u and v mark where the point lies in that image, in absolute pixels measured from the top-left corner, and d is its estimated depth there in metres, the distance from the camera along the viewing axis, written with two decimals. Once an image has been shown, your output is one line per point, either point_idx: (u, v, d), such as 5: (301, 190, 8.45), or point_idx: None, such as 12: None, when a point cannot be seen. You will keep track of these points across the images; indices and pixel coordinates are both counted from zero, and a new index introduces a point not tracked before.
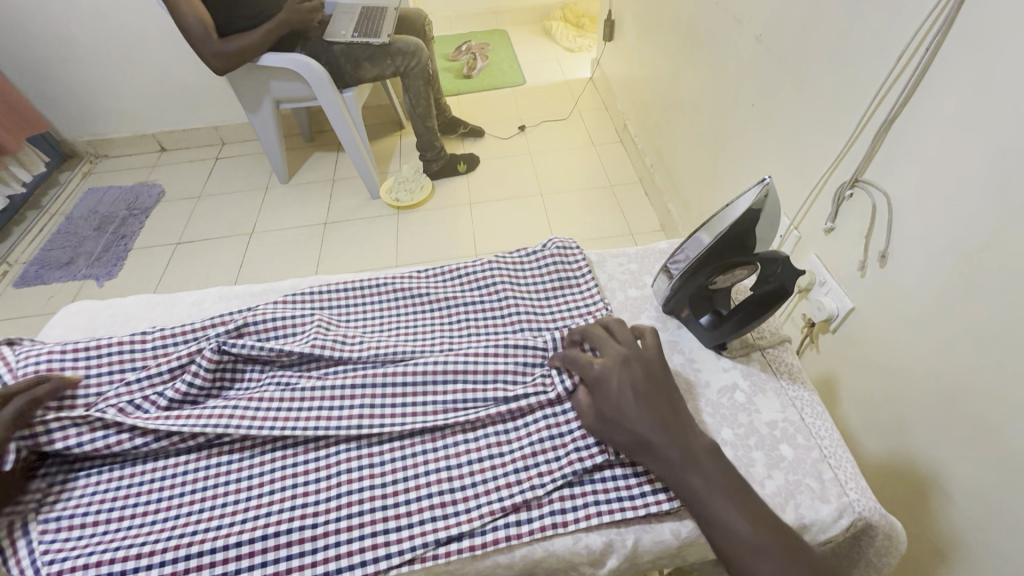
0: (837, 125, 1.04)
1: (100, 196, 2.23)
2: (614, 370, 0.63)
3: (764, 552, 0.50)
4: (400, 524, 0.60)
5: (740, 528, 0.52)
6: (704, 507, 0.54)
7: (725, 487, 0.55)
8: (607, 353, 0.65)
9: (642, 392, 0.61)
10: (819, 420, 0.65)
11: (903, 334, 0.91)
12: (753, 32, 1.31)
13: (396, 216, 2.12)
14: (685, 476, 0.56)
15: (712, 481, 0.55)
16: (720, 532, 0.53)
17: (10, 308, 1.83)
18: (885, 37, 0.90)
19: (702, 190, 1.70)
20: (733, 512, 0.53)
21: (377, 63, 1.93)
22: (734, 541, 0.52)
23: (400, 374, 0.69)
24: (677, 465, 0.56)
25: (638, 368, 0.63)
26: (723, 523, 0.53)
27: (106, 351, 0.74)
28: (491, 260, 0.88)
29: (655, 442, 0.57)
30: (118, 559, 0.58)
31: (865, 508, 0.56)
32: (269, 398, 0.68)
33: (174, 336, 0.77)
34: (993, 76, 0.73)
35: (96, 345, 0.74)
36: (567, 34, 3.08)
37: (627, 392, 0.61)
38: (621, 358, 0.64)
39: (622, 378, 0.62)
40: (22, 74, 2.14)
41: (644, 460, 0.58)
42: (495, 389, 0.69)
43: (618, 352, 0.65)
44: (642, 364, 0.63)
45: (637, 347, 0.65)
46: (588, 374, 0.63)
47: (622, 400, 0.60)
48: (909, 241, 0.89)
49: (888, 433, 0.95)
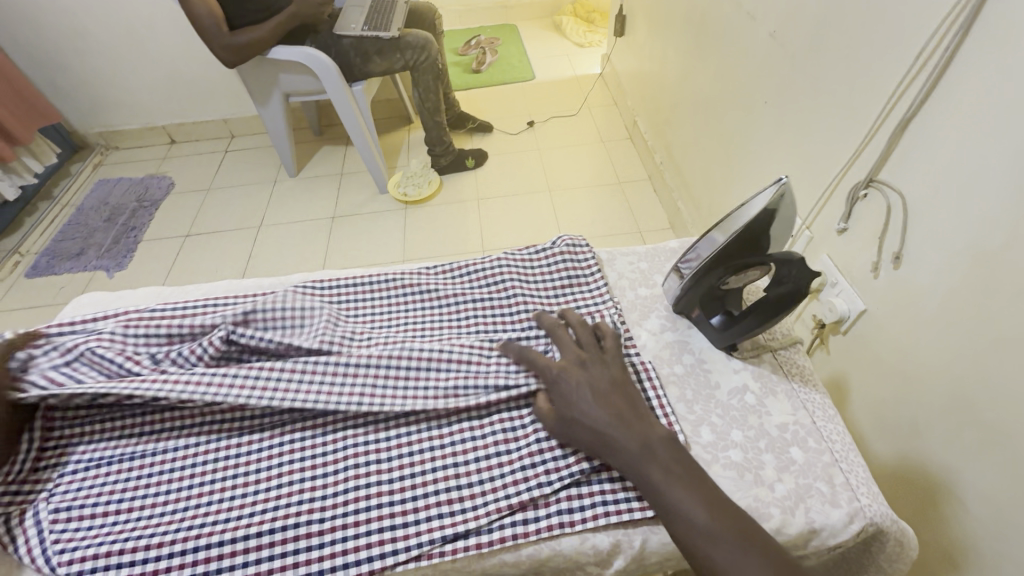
0: (852, 125, 1.03)
1: (110, 188, 2.24)
2: (572, 371, 0.64)
3: (721, 540, 0.50)
4: (406, 519, 0.60)
5: (698, 518, 0.51)
6: (660, 497, 0.53)
7: (681, 475, 0.54)
8: (566, 355, 0.66)
9: (602, 390, 0.61)
10: (831, 423, 0.64)
11: (916, 337, 0.90)
12: (767, 29, 1.29)
13: (404, 211, 2.12)
14: (641, 466, 0.55)
15: (668, 470, 0.54)
16: (678, 522, 0.52)
17: (22, 298, 1.84)
18: (904, 35, 0.89)
19: (712, 188, 1.69)
20: (695, 502, 0.52)
21: (386, 57, 1.92)
22: (691, 528, 0.51)
23: (404, 359, 0.69)
24: (637, 459, 0.55)
25: (596, 369, 0.64)
26: (680, 512, 0.52)
27: (112, 318, 0.78)
28: (500, 257, 0.88)
29: (612, 434, 0.57)
30: (127, 549, 0.58)
31: (876, 514, 0.55)
32: (269, 374, 0.67)
33: (192, 312, 0.79)
34: (1016, 76, 0.72)
35: (102, 315, 0.78)
36: (577, 29, 3.06)
37: (585, 389, 0.61)
38: (580, 360, 0.65)
39: (580, 377, 0.62)
40: (34, 65, 2.15)
41: (604, 455, 0.58)
42: (497, 377, 0.68)
43: (577, 355, 0.66)
44: (601, 365, 0.64)
45: (598, 350, 0.66)
46: (546, 377, 0.64)
47: (580, 398, 0.61)
48: (925, 242, 0.88)
49: (899, 437, 0.94)
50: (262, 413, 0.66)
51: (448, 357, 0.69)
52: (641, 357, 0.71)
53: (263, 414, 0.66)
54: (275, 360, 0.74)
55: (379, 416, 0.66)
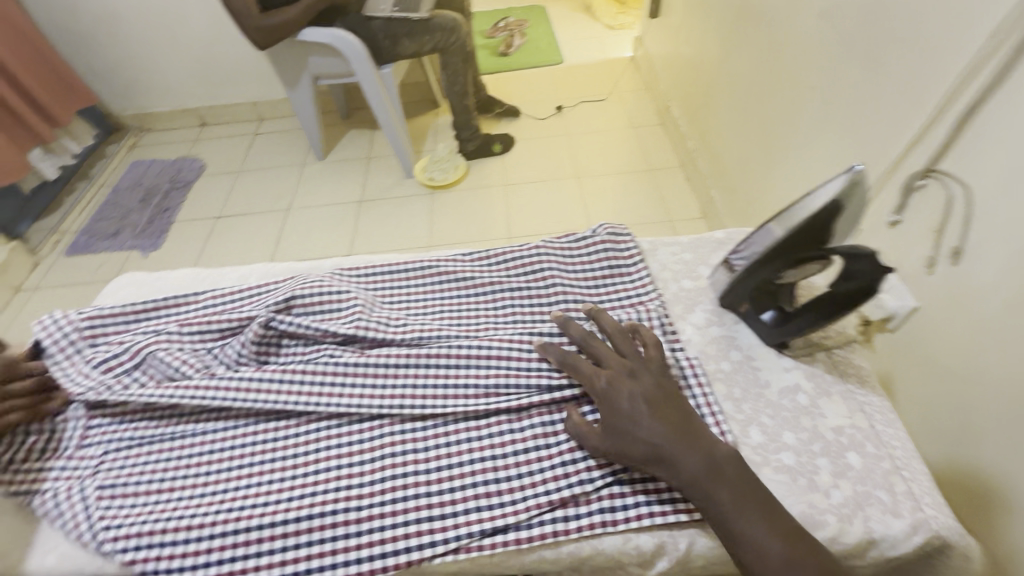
0: (911, 112, 0.97)
1: (144, 169, 2.28)
2: (621, 381, 0.60)
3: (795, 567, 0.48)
4: (444, 512, 0.59)
5: (770, 545, 0.49)
6: (730, 521, 0.51)
7: (749, 498, 0.52)
8: (613, 366, 0.62)
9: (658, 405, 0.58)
10: (890, 428, 0.61)
11: (973, 340, 0.85)
12: (817, 8, 1.22)
13: (430, 196, 2.10)
14: (708, 487, 0.53)
15: (736, 492, 0.52)
16: (749, 549, 0.50)
17: (62, 276, 1.90)
18: (977, 14, 0.82)
19: (750, 177, 1.62)
20: (763, 528, 0.50)
21: (415, 39, 1.89)
22: (765, 556, 0.49)
23: (443, 357, 0.69)
24: (703, 481, 0.53)
25: (647, 379, 0.61)
26: (750, 538, 0.50)
27: (163, 311, 0.81)
28: (538, 245, 0.85)
29: (672, 451, 0.54)
30: (170, 529, 0.59)
31: (941, 526, 0.53)
32: (312, 369, 0.68)
33: (234, 304, 0.80)
34: None
35: (153, 306, 0.81)
36: (608, 10, 2.97)
37: (639, 399, 0.58)
38: (627, 370, 0.61)
39: (631, 391, 0.59)
40: (71, 47, 2.19)
41: (662, 472, 0.55)
42: (539, 376, 0.67)
43: (622, 365, 0.62)
44: (651, 376, 0.61)
45: (642, 358, 0.63)
46: (595, 387, 0.61)
47: (634, 411, 0.58)
48: (990, 239, 0.82)
49: (950, 441, 0.89)
50: (303, 398, 0.66)
51: (488, 353, 0.68)
52: (687, 352, 0.69)
53: (303, 398, 0.67)
54: (310, 345, 0.74)
55: (417, 406, 0.66)
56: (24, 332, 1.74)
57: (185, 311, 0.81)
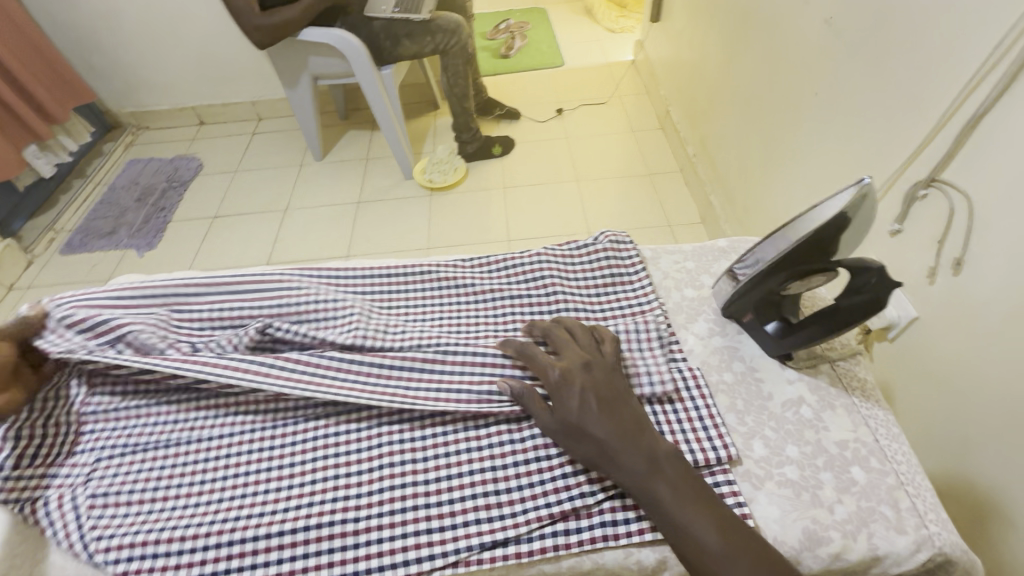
0: (914, 121, 0.96)
1: (141, 168, 2.27)
2: (575, 376, 0.60)
3: (736, 564, 0.49)
4: (443, 524, 0.58)
5: (709, 541, 0.50)
6: (675, 519, 0.51)
7: (693, 497, 0.52)
8: (568, 357, 0.62)
9: (606, 400, 0.59)
10: (894, 442, 0.61)
11: (972, 351, 0.85)
12: (821, 15, 1.21)
13: (429, 198, 2.09)
14: (652, 486, 0.53)
15: (680, 492, 0.52)
16: (688, 545, 0.50)
17: (56, 275, 1.88)
18: (982, 25, 0.82)
19: (750, 183, 1.62)
20: (705, 525, 0.51)
21: (416, 41, 1.88)
22: (704, 554, 0.49)
23: (438, 363, 0.68)
24: (646, 476, 0.53)
25: (600, 376, 0.61)
26: (690, 534, 0.51)
27: (148, 296, 0.76)
28: (539, 251, 0.84)
29: (619, 451, 0.54)
30: (162, 540, 0.58)
31: (946, 543, 0.52)
32: (307, 359, 0.67)
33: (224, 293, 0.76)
34: None
35: (137, 290, 0.76)
36: (609, 14, 2.97)
37: (591, 397, 0.58)
38: (581, 362, 0.62)
39: (583, 382, 0.59)
40: (69, 44, 2.17)
41: (605, 469, 0.55)
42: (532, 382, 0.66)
43: (578, 357, 0.63)
44: (604, 372, 0.61)
45: (598, 354, 0.63)
46: (549, 379, 0.60)
47: (584, 407, 0.58)
48: (992, 251, 0.82)
49: (948, 452, 0.89)
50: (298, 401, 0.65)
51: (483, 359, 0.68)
52: (689, 363, 0.68)
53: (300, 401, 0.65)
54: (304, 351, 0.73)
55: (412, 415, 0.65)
56: None
57: (175, 304, 0.76)
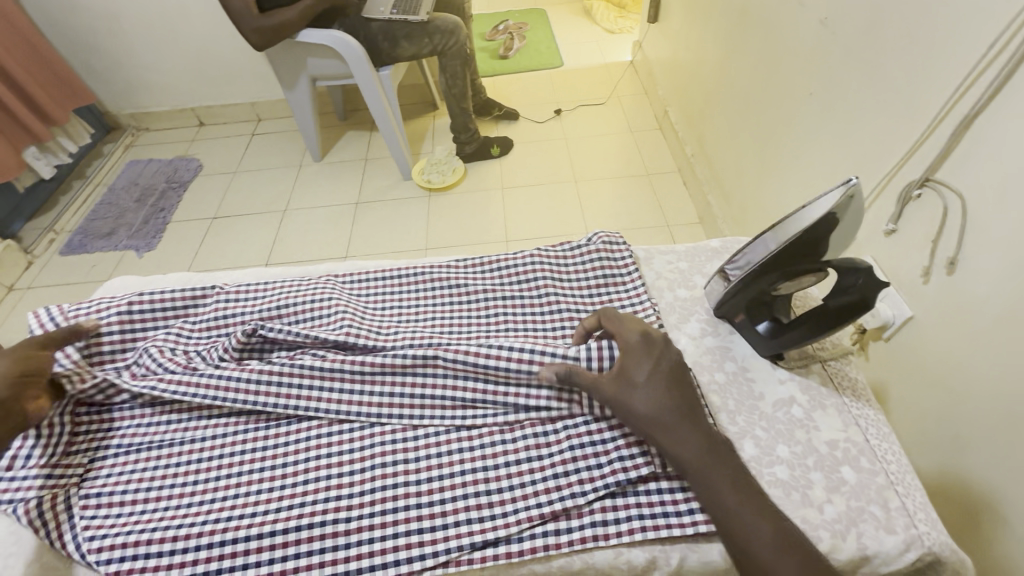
0: (908, 122, 0.96)
1: (140, 169, 2.27)
2: (655, 346, 0.62)
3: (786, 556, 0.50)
4: (433, 523, 0.58)
5: (763, 532, 0.51)
6: (728, 508, 0.53)
7: (748, 491, 0.54)
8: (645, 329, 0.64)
9: (674, 377, 0.60)
10: (884, 442, 0.61)
11: (965, 351, 0.85)
12: (817, 16, 1.22)
13: (427, 199, 2.09)
14: (709, 474, 0.54)
15: (738, 486, 0.54)
16: (742, 534, 0.51)
17: (56, 275, 1.89)
18: (974, 27, 0.82)
19: (747, 183, 1.62)
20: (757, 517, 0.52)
21: (414, 42, 1.88)
22: (758, 542, 0.51)
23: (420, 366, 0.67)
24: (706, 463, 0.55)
25: (670, 355, 0.62)
26: (743, 523, 0.52)
27: (147, 306, 0.78)
28: (532, 252, 0.85)
29: (678, 426, 0.56)
30: (155, 540, 0.58)
31: (935, 543, 0.52)
32: (289, 370, 0.68)
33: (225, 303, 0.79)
34: None
35: (139, 299, 0.78)
36: (608, 15, 2.97)
37: (664, 365, 0.60)
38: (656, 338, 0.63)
39: (657, 352, 0.61)
40: (69, 46, 2.18)
41: (667, 446, 0.56)
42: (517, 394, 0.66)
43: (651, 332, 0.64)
44: (672, 353, 0.63)
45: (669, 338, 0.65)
46: (629, 339, 0.62)
47: (654, 374, 0.60)
48: (985, 251, 0.82)
49: (941, 450, 0.89)
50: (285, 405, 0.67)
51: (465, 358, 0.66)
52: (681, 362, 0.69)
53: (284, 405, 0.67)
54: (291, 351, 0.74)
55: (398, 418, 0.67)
56: (15, 332, 1.72)
57: (183, 308, 0.79)
